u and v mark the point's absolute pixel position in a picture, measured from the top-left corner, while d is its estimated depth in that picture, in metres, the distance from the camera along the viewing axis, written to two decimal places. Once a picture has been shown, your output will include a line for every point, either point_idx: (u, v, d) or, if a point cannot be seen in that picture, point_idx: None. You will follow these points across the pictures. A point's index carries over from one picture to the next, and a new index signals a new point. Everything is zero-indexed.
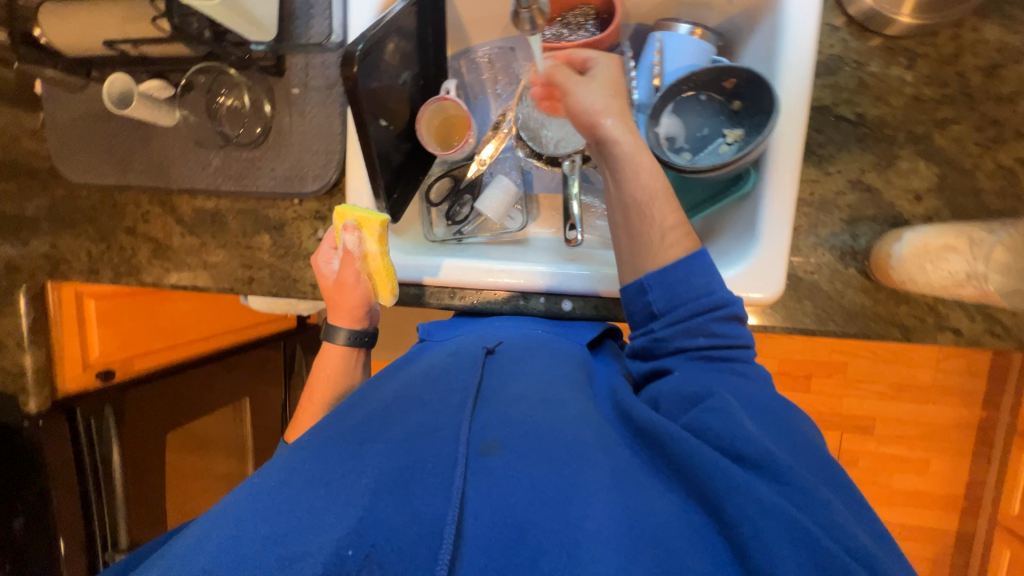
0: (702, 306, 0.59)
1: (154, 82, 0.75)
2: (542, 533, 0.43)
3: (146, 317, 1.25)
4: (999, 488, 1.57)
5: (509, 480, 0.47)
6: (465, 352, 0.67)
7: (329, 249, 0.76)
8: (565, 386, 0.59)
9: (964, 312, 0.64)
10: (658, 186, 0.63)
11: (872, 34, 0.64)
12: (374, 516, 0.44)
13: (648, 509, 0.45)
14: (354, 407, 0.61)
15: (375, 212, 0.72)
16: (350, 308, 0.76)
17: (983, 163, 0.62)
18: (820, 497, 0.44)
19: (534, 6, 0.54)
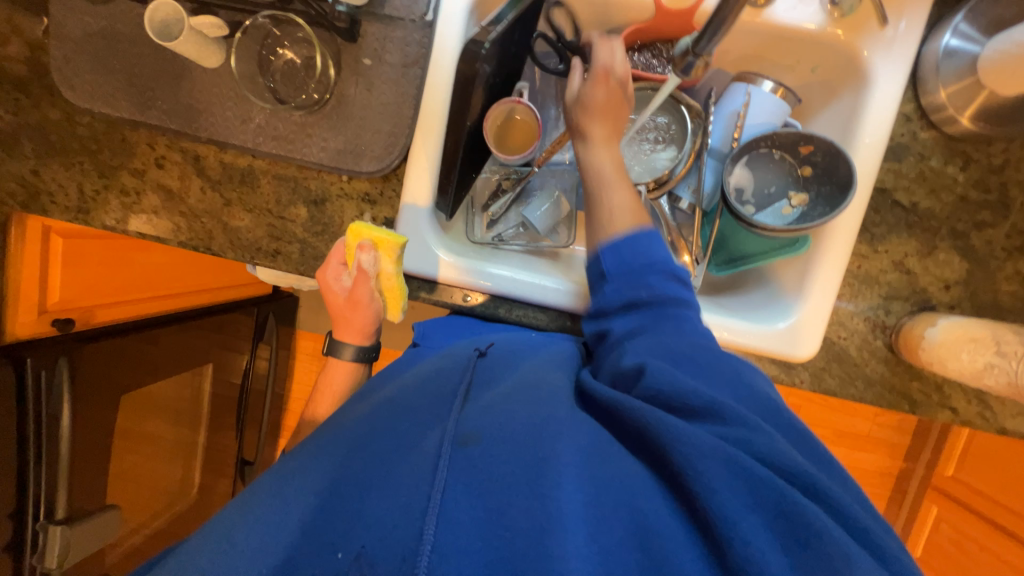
0: (647, 264, 0.61)
1: (207, 19, 0.66)
2: (517, 515, 0.40)
3: (116, 266, 1.14)
4: (906, 532, 1.76)
5: (484, 466, 0.44)
6: (456, 353, 0.63)
7: (339, 265, 0.71)
8: (543, 372, 0.57)
9: (962, 394, 0.71)
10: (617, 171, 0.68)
11: (935, 129, 0.69)
12: (363, 518, 0.42)
13: (619, 481, 0.44)
14: (344, 414, 0.59)
15: (391, 234, 0.69)
16: (360, 326, 0.75)
17: (1005, 267, 0.69)
18: (790, 458, 0.43)
19: (703, 59, 0.54)
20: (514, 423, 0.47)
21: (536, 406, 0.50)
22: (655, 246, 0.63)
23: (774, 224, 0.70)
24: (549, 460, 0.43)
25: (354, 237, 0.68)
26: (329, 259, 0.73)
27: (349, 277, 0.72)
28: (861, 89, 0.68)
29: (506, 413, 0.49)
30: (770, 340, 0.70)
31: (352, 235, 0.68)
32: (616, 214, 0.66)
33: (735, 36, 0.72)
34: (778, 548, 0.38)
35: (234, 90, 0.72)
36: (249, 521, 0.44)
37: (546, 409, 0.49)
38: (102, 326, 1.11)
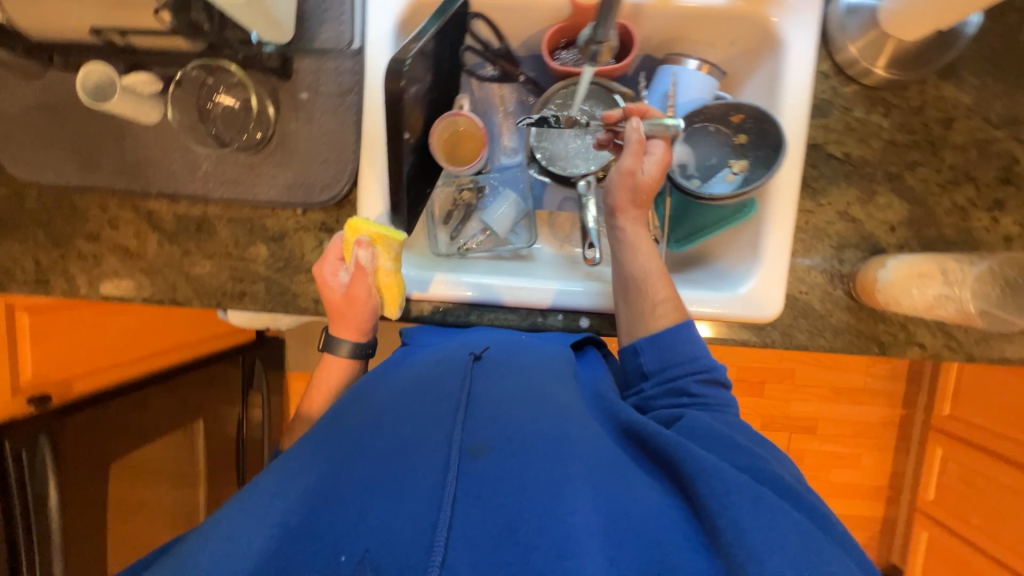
0: (692, 365, 0.62)
1: (140, 76, 0.67)
2: (531, 528, 0.43)
3: (87, 334, 1.11)
4: (917, 478, 1.77)
5: (496, 477, 0.47)
6: (452, 360, 0.63)
7: (336, 261, 0.70)
8: (555, 389, 0.59)
9: (927, 329, 0.73)
10: (653, 266, 0.69)
11: (854, 83, 0.72)
12: (365, 522, 0.44)
13: (635, 504, 0.46)
14: (343, 414, 0.58)
15: (391, 230, 0.69)
16: (357, 321, 0.71)
17: (942, 201, 0.72)
18: (785, 482, 0.49)
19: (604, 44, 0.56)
20: (525, 437, 0.51)
21: (550, 420, 0.53)
22: (693, 343, 0.63)
23: (723, 192, 0.72)
24: (566, 479, 0.47)
25: (351, 233, 0.68)
26: (325, 255, 0.71)
27: (346, 272, 0.70)
28: (778, 54, 0.71)
29: (516, 425, 0.52)
30: (734, 305, 0.72)
31: (350, 229, 0.68)
32: (660, 313, 0.66)
33: (651, 22, 0.75)
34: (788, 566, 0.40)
35: (177, 142, 0.73)
36: (254, 523, 0.46)
37: (561, 425, 0.53)
38: (82, 396, 1.09)
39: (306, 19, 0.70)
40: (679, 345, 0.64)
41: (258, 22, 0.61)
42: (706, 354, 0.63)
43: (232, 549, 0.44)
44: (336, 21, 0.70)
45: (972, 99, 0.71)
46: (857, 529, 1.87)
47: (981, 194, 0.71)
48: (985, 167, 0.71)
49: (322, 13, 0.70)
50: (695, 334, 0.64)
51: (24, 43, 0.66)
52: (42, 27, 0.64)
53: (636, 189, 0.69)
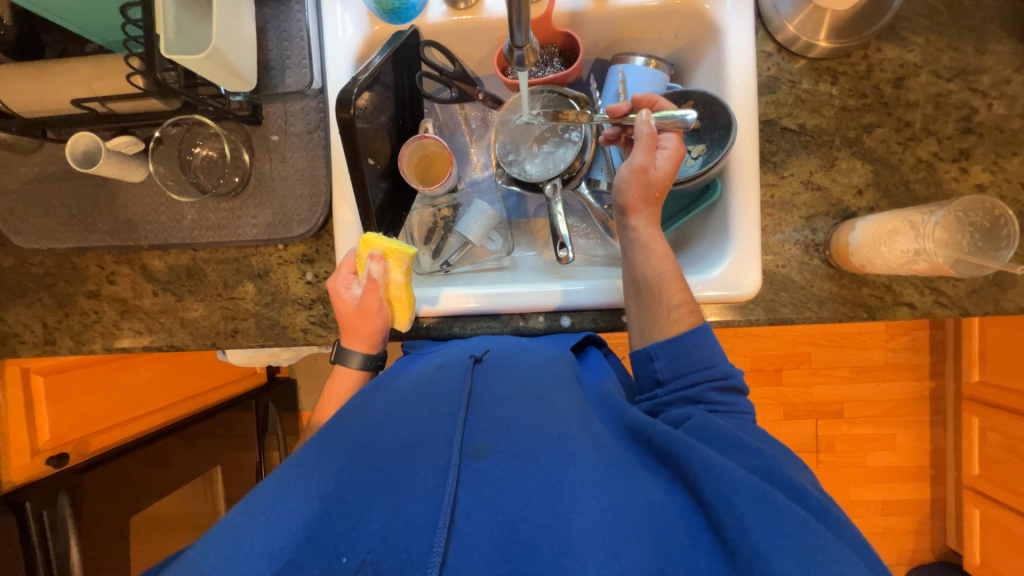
0: (708, 371, 0.60)
1: (123, 138, 0.73)
2: (532, 527, 0.42)
3: (103, 391, 1.13)
4: (958, 453, 1.67)
5: (497, 477, 0.46)
6: (453, 364, 0.64)
7: (349, 275, 0.71)
8: (556, 388, 0.57)
9: (914, 288, 0.72)
10: (669, 269, 0.66)
11: (800, 58, 0.74)
12: (365, 524, 0.44)
13: (636, 500, 0.44)
14: (347, 418, 0.57)
15: (402, 244, 0.69)
16: (368, 333, 0.72)
17: (906, 158, 0.72)
18: (799, 484, 0.46)
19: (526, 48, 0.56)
20: (527, 435, 0.49)
21: (548, 418, 0.51)
22: (711, 350, 0.61)
23: (688, 175, 0.74)
24: (567, 478, 0.45)
25: (365, 247, 0.69)
26: (338, 270, 0.72)
27: (359, 286, 0.71)
28: (718, 40, 0.74)
29: (517, 425, 0.51)
30: (713, 285, 0.71)
31: (363, 245, 0.69)
32: (676, 318, 0.64)
33: (594, 28, 0.78)
34: (793, 565, 0.38)
35: (162, 195, 0.77)
36: (250, 525, 0.44)
37: (561, 423, 0.51)
38: (99, 454, 1.11)
39: (271, 69, 0.76)
40: (690, 347, 0.61)
41: (217, 73, 0.64)
42: (722, 361, 0.61)
43: (231, 549, 0.42)
44: (298, 66, 0.75)
45: (918, 56, 0.72)
46: (903, 514, 1.77)
47: (944, 146, 0.71)
48: (944, 120, 0.71)
49: (284, 60, 0.76)
50: (712, 340, 0.62)
51: (18, 123, 0.72)
52: (35, 107, 0.71)
53: (649, 185, 0.66)
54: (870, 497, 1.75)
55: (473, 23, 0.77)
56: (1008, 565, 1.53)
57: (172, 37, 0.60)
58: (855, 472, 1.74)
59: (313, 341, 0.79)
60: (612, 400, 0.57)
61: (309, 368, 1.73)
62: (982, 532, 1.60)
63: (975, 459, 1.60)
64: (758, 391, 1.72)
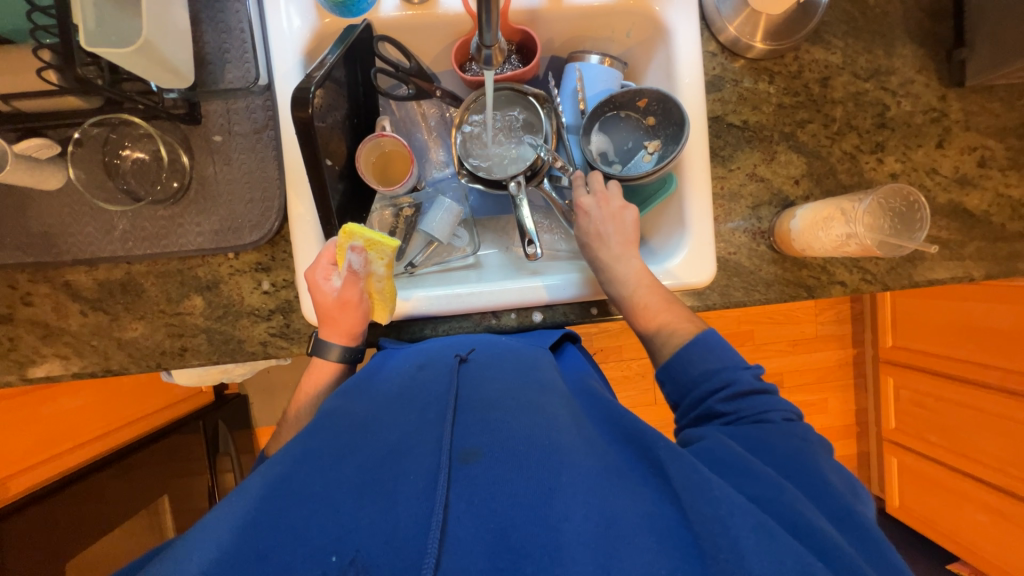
0: (711, 383, 0.60)
1: (33, 141, 0.64)
2: (523, 535, 0.42)
3: (24, 426, 1.00)
4: (878, 410, 1.89)
5: (488, 482, 0.46)
6: (437, 364, 0.64)
7: (329, 265, 0.68)
8: (545, 393, 0.58)
9: (845, 268, 0.80)
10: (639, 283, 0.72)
11: (740, 58, 0.79)
12: (354, 525, 0.42)
13: (626, 509, 0.45)
14: (332, 416, 0.56)
15: (385, 236, 0.67)
16: (347, 327, 0.69)
17: (834, 151, 0.79)
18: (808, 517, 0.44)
19: (494, 46, 0.54)
20: (518, 440, 0.50)
21: (538, 422, 0.52)
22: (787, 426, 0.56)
23: (645, 170, 0.77)
24: (559, 484, 0.45)
25: (345, 238, 0.65)
26: (317, 259, 0.69)
27: (339, 278, 0.67)
28: (667, 41, 0.77)
29: (508, 430, 0.51)
30: (672, 276, 0.76)
31: (343, 235, 0.65)
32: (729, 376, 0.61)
33: (549, 25, 0.79)
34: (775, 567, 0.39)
35: (86, 204, 0.69)
36: (231, 527, 0.42)
37: (553, 429, 0.51)
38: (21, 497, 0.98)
39: (209, 63, 0.70)
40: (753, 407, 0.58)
41: (151, 68, 0.58)
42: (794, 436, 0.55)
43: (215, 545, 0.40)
44: (239, 61, 0.70)
45: (840, 58, 0.79)
46: None
47: (864, 139, 0.80)
48: (862, 115, 0.79)
49: (223, 54, 0.70)
50: (712, 346, 0.63)
51: None
52: None
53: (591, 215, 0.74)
54: None
55: (428, 18, 0.75)
56: (923, 503, 1.75)
57: (92, 27, 0.54)
58: None
59: (275, 354, 0.75)
60: (600, 410, 0.60)
61: (261, 381, 1.63)
62: (900, 478, 1.82)
63: (892, 414, 1.81)
64: None
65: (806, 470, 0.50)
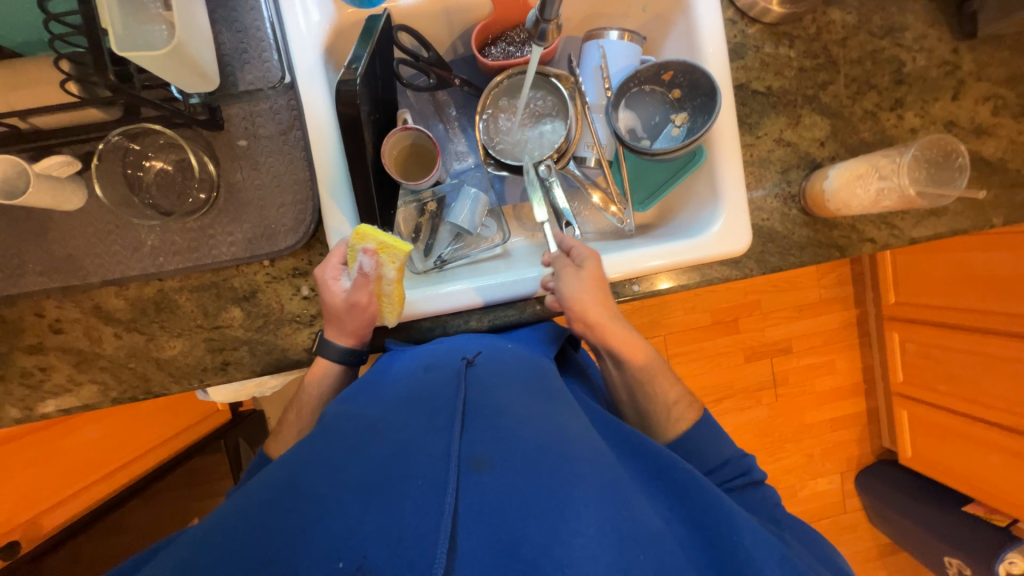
0: (727, 466, 0.68)
1: (52, 158, 0.59)
2: (534, 548, 0.42)
3: (50, 461, 0.97)
4: (885, 366, 1.94)
5: (499, 491, 0.46)
6: (445, 366, 0.62)
7: (338, 265, 0.66)
8: (554, 403, 0.59)
9: (874, 224, 0.81)
10: (645, 362, 0.71)
11: (757, 23, 0.79)
12: (361, 527, 0.42)
13: (636, 521, 0.46)
14: (336, 421, 0.55)
15: (396, 239, 0.64)
16: (354, 329, 0.67)
17: (855, 110, 0.80)
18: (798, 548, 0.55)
19: (554, 20, 0.52)
20: (528, 448, 0.49)
21: (549, 432, 0.52)
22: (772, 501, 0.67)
23: (674, 144, 0.77)
24: (570, 496, 0.46)
25: (358, 239, 0.64)
26: (329, 258, 0.68)
27: (348, 278, 0.66)
28: (687, 11, 0.76)
29: (520, 436, 0.50)
30: (710, 247, 0.76)
31: (356, 236, 0.64)
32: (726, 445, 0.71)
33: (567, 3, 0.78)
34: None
35: (111, 221, 0.66)
36: (240, 524, 0.44)
37: (564, 439, 0.51)
38: (56, 530, 0.99)
39: (227, 65, 0.67)
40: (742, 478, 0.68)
41: (182, 72, 0.55)
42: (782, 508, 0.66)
43: (221, 555, 0.42)
44: (259, 60, 0.68)
45: (855, 18, 0.80)
46: (849, 427, 2.03)
47: (883, 97, 0.81)
48: (881, 73, 0.81)
49: (242, 55, 0.67)
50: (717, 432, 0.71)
51: None
52: None
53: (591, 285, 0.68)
54: (821, 417, 1.99)
55: (447, 3, 0.73)
56: (934, 451, 1.81)
57: (121, 32, 0.51)
58: (808, 399, 1.97)
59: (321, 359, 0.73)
60: (608, 418, 0.63)
61: None
62: (911, 429, 1.88)
63: (899, 367, 1.87)
64: (721, 341, 1.87)
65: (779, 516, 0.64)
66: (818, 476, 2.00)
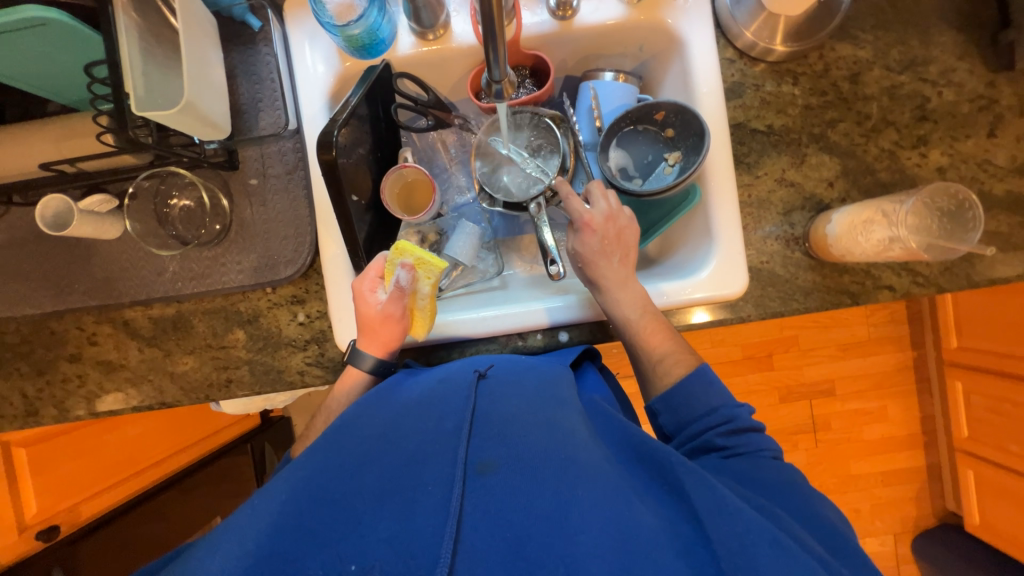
0: (711, 417, 0.63)
1: (95, 198, 0.70)
2: (538, 546, 0.43)
3: (94, 453, 1.08)
4: (947, 417, 1.72)
5: (504, 494, 0.47)
6: (457, 378, 0.62)
7: (375, 278, 0.69)
8: (562, 408, 0.56)
9: (892, 271, 0.75)
10: (646, 318, 0.70)
11: (760, 62, 0.77)
12: (374, 531, 0.44)
13: (641, 526, 0.44)
14: (350, 425, 0.56)
15: (434, 256, 0.70)
16: (387, 340, 0.70)
17: (870, 149, 0.75)
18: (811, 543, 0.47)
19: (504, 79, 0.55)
20: (534, 455, 0.49)
21: (555, 437, 0.51)
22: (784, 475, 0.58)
23: (667, 183, 0.76)
24: (574, 500, 0.45)
25: (397, 254, 0.69)
26: (365, 272, 0.71)
27: (384, 292, 0.69)
28: (682, 52, 0.76)
29: (527, 443, 0.50)
30: (702, 288, 0.73)
31: (396, 252, 0.69)
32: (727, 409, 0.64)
33: (562, 47, 0.80)
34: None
35: (141, 250, 0.75)
36: (255, 528, 0.46)
37: (568, 442, 0.50)
38: (92, 519, 1.08)
39: (244, 112, 0.75)
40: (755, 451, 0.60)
41: (194, 125, 0.63)
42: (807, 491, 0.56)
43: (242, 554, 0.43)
44: (271, 108, 0.75)
45: (870, 53, 0.76)
46: (902, 483, 1.81)
47: (903, 134, 0.75)
48: (900, 109, 0.75)
49: (257, 103, 0.75)
50: (710, 381, 0.65)
51: None
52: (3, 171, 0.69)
53: (596, 234, 0.71)
54: (870, 469, 1.79)
55: (444, 52, 0.77)
56: (1007, 520, 1.58)
57: (142, 91, 0.59)
58: (853, 448, 1.79)
59: (312, 382, 0.78)
60: (616, 419, 0.58)
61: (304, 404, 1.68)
62: (978, 492, 1.65)
63: (963, 421, 1.65)
64: (752, 378, 1.76)
65: (798, 502, 0.54)
66: (867, 535, 1.79)
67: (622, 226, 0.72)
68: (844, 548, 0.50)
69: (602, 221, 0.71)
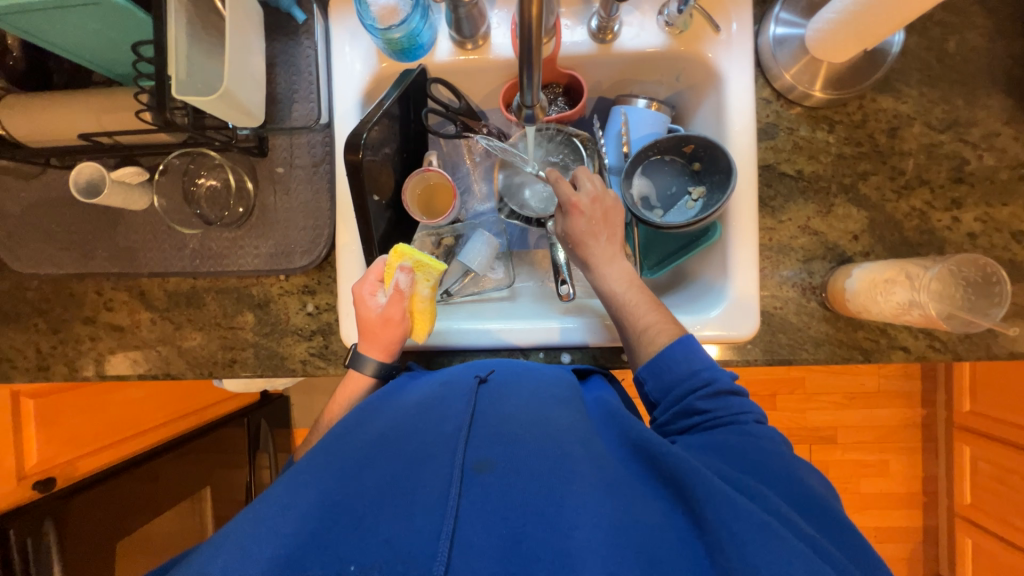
0: (691, 382, 0.60)
1: (127, 169, 0.72)
2: (534, 543, 0.42)
3: (96, 412, 1.12)
4: (950, 481, 1.67)
5: (501, 492, 0.46)
6: (457, 381, 0.62)
7: (374, 282, 0.70)
8: (559, 411, 0.56)
9: (910, 332, 0.73)
10: (635, 294, 0.69)
11: (797, 105, 0.76)
12: (373, 531, 0.43)
13: (637, 522, 0.44)
14: (351, 432, 0.56)
15: (433, 259, 0.70)
16: (387, 342, 0.70)
17: (900, 206, 0.74)
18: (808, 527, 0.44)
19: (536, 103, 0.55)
20: (531, 459, 0.49)
21: (551, 440, 0.51)
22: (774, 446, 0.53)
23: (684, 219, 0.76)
24: (569, 494, 0.45)
25: (395, 257, 0.68)
26: (365, 275, 0.71)
27: (384, 295, 0.70)
28: (718, 87, 0.75)
29: (525, 447, 0.50)
30: (713, 326, 0.72)
31: (395, 254, 0.69)
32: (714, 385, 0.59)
33: (598, 69, 0.80)
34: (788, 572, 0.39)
35: (165, 224, 0.77)
36: (255, 530, 0.44)
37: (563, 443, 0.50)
38: (87, 475, 1.10)
39: (279, 102, 0.76)
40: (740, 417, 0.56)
41: (229, 112, 0.65)
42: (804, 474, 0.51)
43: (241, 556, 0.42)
44: (305, 100, 0.76)
45: (911, 108, 0.74)
46: (896, 542, 1.77)
47: (937, 195, 0.73)
48: (936, 169, 0.73)
49: (292, 94, 0.76)
50: (692, 349, 0.62)
51: (25, 151, 0.72)
52: (44, 136, 0.71)
53: (587, 217, 0.72)
54: (864, 523, 1.75)
55: (480, 63, 0.78)
56: None
57: (183, 76, 0.61)
58: (849, 499, 1.74)
59: (313, 372, 0.79)
60: (610, 416, 0.57)
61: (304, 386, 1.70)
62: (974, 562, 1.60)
63: (967, 488, 1.60)
64: None
65: (788, 472, 0.50)
66: None
67: (612, 209, 0.72)
68: (833, 522, 0.47)
69: (593, 205, 0.71)
